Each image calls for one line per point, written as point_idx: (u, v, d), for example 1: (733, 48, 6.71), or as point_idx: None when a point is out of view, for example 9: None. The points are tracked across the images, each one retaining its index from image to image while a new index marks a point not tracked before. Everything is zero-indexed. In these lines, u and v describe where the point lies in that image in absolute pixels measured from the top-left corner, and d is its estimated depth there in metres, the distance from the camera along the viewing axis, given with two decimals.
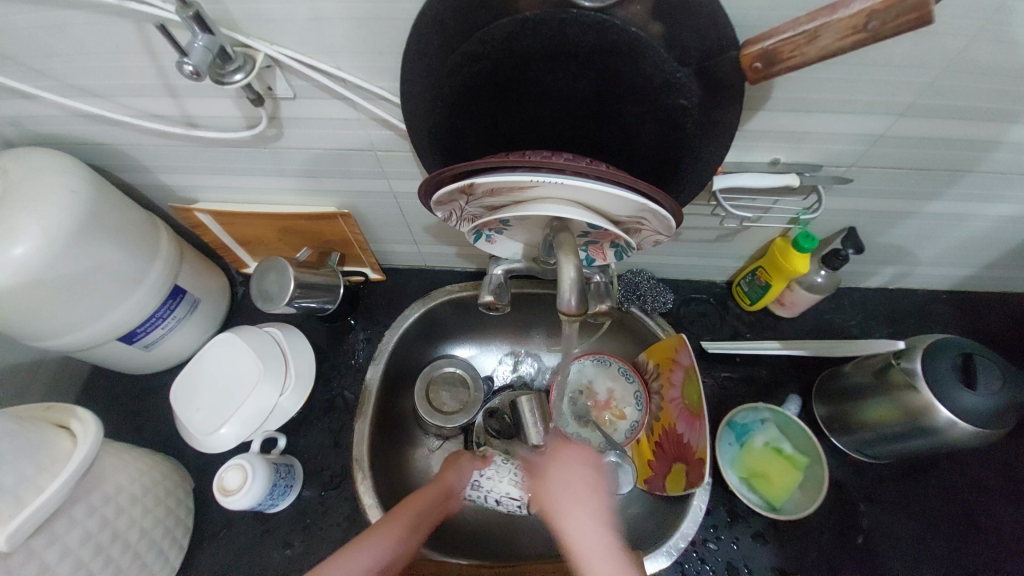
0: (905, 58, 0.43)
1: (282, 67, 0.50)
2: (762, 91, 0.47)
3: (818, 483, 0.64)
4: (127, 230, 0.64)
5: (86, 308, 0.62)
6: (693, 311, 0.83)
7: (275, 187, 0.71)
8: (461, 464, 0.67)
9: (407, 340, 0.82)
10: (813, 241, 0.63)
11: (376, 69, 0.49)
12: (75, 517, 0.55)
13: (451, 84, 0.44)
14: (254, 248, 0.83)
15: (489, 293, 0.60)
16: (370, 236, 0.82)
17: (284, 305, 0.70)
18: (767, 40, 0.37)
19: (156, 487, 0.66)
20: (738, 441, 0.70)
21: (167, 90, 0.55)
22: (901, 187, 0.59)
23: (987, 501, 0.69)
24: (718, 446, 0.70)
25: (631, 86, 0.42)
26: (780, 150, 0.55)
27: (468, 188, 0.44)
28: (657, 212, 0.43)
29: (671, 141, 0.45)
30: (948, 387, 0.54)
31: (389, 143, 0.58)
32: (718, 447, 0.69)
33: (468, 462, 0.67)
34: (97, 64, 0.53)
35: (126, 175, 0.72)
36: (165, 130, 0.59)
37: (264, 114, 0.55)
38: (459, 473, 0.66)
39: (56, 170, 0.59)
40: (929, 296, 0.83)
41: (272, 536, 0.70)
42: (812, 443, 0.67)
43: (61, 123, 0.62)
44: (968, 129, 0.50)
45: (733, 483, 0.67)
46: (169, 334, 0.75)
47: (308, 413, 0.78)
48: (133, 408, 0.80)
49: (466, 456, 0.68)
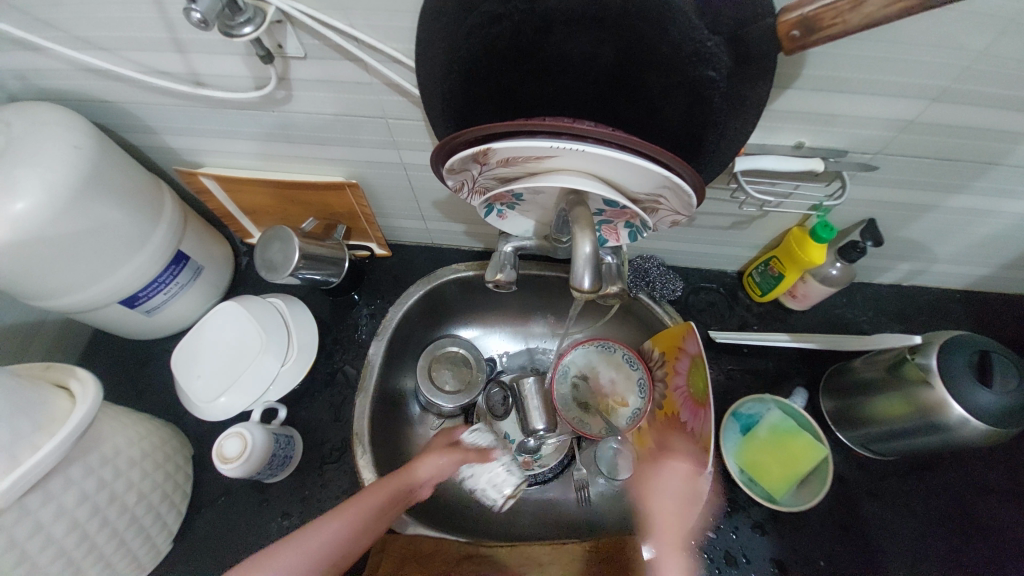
0: (946, 38, 0.41)
1: (293, 24, 0.48)
2: (792, 67, 0.45)
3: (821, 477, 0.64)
4: (130, 191, 0.63)
5: (88, 269, 0.61)
6: (701, 300, 0.81)
7: (283, 154, 0.69)
8: (433, 458, 0.67)
9: (410, 318, 0.81)
10: (831, 230, 0.62)
11: (390, 28, 0.47)
12: (72, 477, 0.55)
13: (468, 46, 0.43)
14: (259, 218, 0.82)
15: (497, 271, 0.59)
16: (377, 210, 0.80)
17: (287, 274, 0.69)
18: (808, 6, 0.36)
19: (154, 453, 0.65)
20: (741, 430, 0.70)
21: (173, 45, 0.53)
22: (928, 177, 0.57)
23: (991, 503, 0.68)
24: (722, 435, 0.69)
25: (658, 53, 0.41)
26: (805, 132, 0.53)
27: (482, 156, 0.42)
28: (679, 186, 0.41)
29: (695, 116, 0.44)
30: (962, 383, 0.53)
31: (401, 110, 0.57)
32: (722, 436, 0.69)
33: (444, 458, 0.67)
34: (103, 15, 0.51)
35: (131, 136, 0.71)
36: (171, 89, 0.57)
37: (274, 73, 0.53)
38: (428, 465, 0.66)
39: (60, 126, 0.57)
40: (944, 294, 0.81)
41: (269, 506, 0.69)
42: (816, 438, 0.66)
43: (66, 77, 0.61)
44: (1004, 119, 0.48)
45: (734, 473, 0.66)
46: (171, 301, 0.74)
47: (308, 386, 0.77)
48: (134, 373, 0.80)
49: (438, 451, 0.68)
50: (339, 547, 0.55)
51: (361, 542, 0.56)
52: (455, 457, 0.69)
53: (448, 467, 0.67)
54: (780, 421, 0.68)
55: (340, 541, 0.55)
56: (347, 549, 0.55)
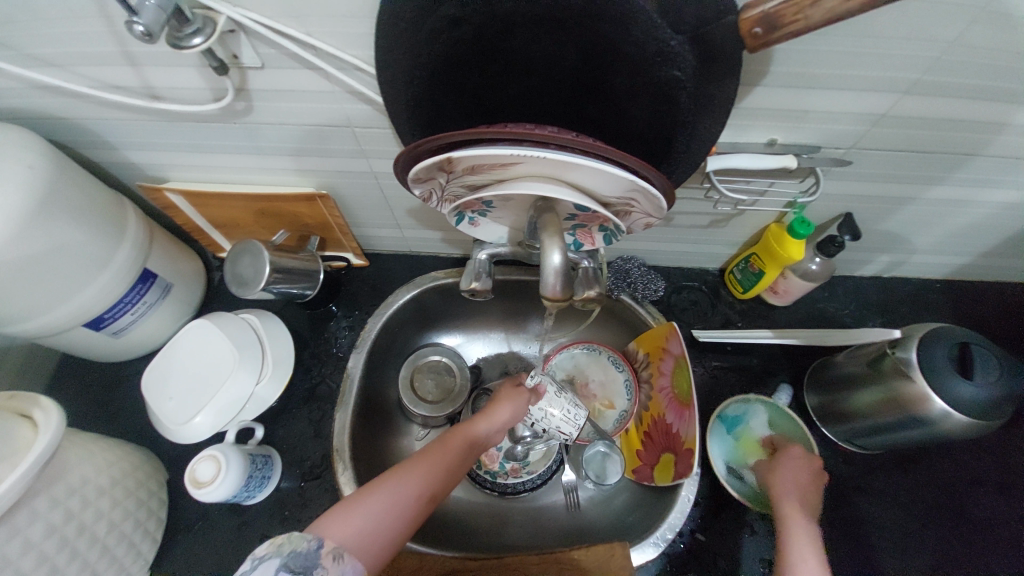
0: (914, 31, 0.41)
1: (246, 33, 0.47)
2: (761, 64, 0.45)
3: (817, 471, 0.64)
4: (91, 210, 0.61)
5: (48, 292, 0.59)
6: (684, 299, 0.81)
7: (249, 165, 0.68)
8: (507, 399, 0.60)
9: (390, 328, 0.79)
10: (808, 226, 0.61)
11: (348, 35, 0.46)
12: (37, 509, 0.52)
13: (428, 52, 0.41)
14: (231, 231, 0.80)
15: (473, 279, 0.57)
16: (352, 219, 0.79)
17: (259, 289, 0.67)
18: (768, 2, 0.35)
19: (125, 479, 0.63)
20: (731, 433, 0.69)
21: (126, 58, 0.51)
22: (902, 170, 0.57)
23: (976, 491, 0.69)
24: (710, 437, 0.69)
25: (622, 54, 0.39)
26: (777, 129, 0.52)
27: (447, 163, 0.41)
28: (647, 190, 0.40)
29: (664, 117, 0.43)
30: (943, 376, 0.53)
31: (367, 118, 0.55)
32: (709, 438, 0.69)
33: (512, 397, 0.60)
34: (49, 30, 0.49)
35: (91, 152, 0.68)
36: (127, 103, 0.55)
37: (232, 84, 0.51)
38: (504, 409, 0.59)
39: (11, 145, 0.55)
40: (923, 285, 0.82)
41: (249, 528, 0.67)
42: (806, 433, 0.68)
43: (16, 94, 0.58)
44: (974, 110, 0.48)
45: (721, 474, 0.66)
46: (140, 320, 0.72)
47: (287, 403, 0.75)
48: (105, 396, 0.77)
49: (510, 392, 0.61)
50: (424, 493, 0.49)
51: (442, 491, 0.51)
52: (523, 393, 0.61)
53: (517, 408, 0.59)
54: (768, 421, 0.69)
55: (425, 488, 0.49)
56: (433, 496, 0.50)
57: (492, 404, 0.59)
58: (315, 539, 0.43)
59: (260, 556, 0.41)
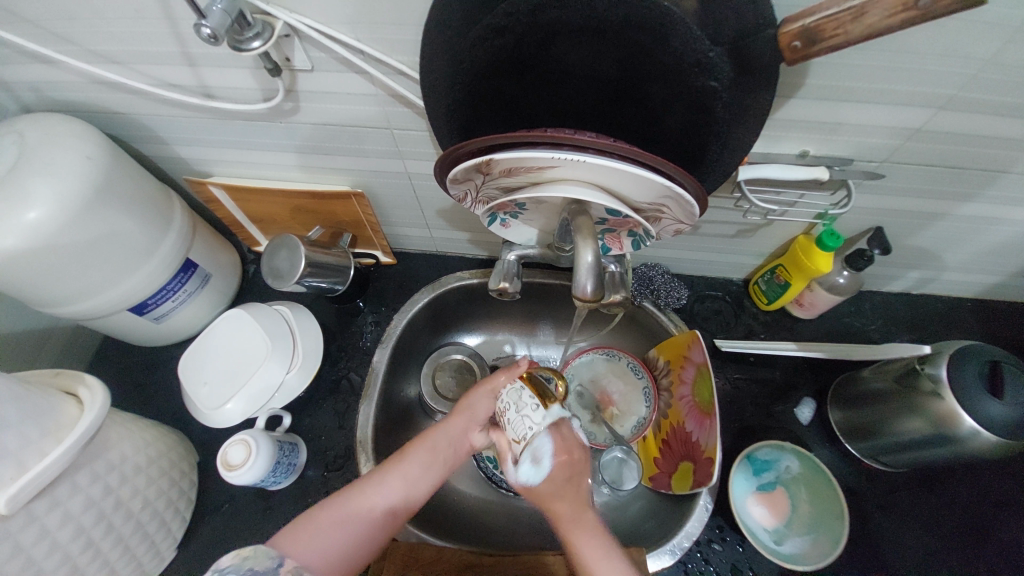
0: (951, 47, 0.41)
1: (300, 37, 0.49)
2: (795, 77, 0.46)
3: (835, 537, 0.60)
4: (140, 199, 0.64)
5: (98, 276, 0.62)
6: (707, 309, 0.81)
7: (287, 163, 0.70)
8: (477, 394, 0.57)
9: (415, 325, 0.81)
10: (837, 238, 0.61)
11: (395, 41, 0.48)
12: (79, 483, 0.55)
13: (471, 58, 0.43)
14: (266, 226, 0.83)
15: (501, 280, 0.59)
16: (383, 218, 0.81)
17: (293, 282, 0.69)
18: (809, 16, 0.36)
19: (160, 459, 0.66)
20: (754, 474, 0.66)
21: (184, 58, 0.54)
22: (935, 186, 0.57)
23: (1004, 516, 0.67)
24: (735, 478, 0.66)
25: (661, 63, 0.41)
26: (809, 141, 0.53)
27: (484, 166, 0.43)
28: (681, 196, 0.41)
29: (698, 125, 0.44)
30: (973, 394, 0.52)
31: (406, 120, 0.57)
32: (734, 478, 0.66)
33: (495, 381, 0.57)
34: (116, 30, 0.52)
35: (142, 146, 0.72)
36: (181, 100, 0.59)
37: (281, 86, 0.54)
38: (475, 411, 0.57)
39: (71, 136, 0.59)
40: (953, 303, 0.80)
41: (272, 513, 0.69)
42: (835, 492, 0.62)
43: (79, 89, 0.62)
44: (1011, 129, 0.48)
45: (742, 519, 0.62)
46: (179, 308, 0.75)
47: (313, 393, 0.77)
48: (142, 379, 0.81)
49: (482, 389, 0.57)
50: (383, 508, 0.53)
51: (402, 507, 0.54)
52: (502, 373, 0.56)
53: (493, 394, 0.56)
54: (797, 472, 0.66)
55: (385, 501, 0.53)
56: (391, 511, 0.53)
57: (456, 411, 0.58)
58: (278, 557, 0.46)
59: (222, 568, 0.43)
